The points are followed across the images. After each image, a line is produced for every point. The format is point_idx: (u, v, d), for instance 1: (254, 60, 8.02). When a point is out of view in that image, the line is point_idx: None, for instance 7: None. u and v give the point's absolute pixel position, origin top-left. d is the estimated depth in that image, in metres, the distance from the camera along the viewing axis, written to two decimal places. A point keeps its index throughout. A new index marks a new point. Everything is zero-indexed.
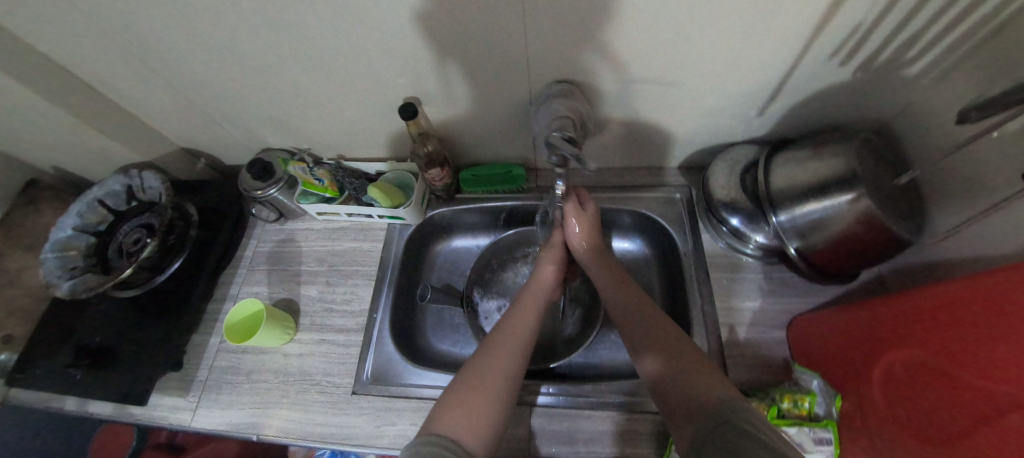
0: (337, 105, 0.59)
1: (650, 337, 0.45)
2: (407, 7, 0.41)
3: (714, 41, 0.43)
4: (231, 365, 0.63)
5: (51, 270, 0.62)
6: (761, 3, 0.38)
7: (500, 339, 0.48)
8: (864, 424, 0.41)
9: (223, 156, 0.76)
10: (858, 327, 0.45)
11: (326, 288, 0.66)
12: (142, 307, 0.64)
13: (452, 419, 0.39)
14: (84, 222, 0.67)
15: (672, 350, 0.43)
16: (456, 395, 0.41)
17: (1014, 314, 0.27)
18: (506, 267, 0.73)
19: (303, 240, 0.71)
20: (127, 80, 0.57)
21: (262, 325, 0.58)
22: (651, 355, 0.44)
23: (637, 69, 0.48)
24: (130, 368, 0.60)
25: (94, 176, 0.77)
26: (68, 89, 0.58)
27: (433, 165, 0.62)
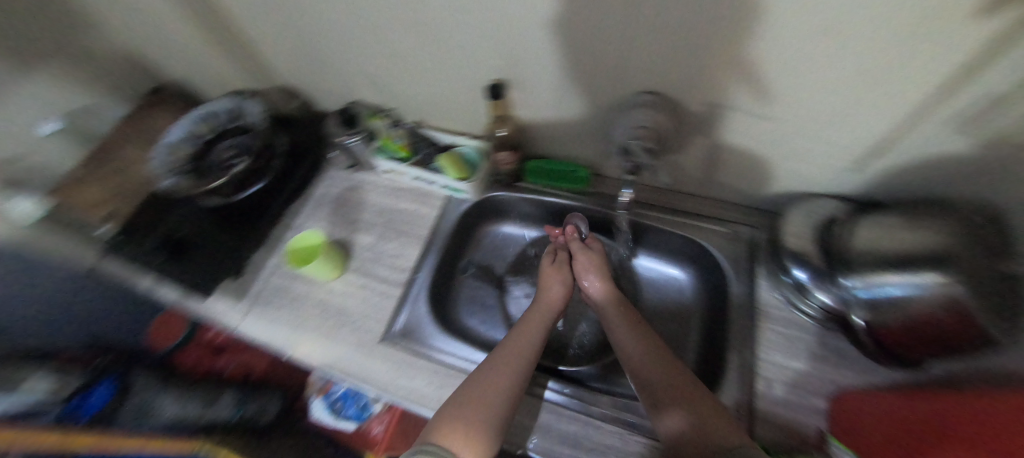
0: (430, 74, 0.62)
1: (654, 371, 0.49)
2: None
3: (824, 78, 0.41)
4: (282, 287, 0.68)
5: (159, 167, 0.71)
6: (889, 51, 0.36)
7: (497, 359, 0.52)
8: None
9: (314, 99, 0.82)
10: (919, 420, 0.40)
11: (378, 240, 0.70)
12: (219, 218, 0.71)
13: (449, 433, 0.44)
14: (190, 131, 0.74)
15: (673, 388, 0.47)
16: (455, 412, 0.46)
17: None
18: None
19: (368, 191, 0.75)
20: (257, 15, 0.63)
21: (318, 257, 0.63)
22: (654, 386, 0.48)
23: (733, 95, 0.47)
24: (200, 265, 0.67)
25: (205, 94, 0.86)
26: (208, 13, 0.65)
27: (503, 148, 0.66)
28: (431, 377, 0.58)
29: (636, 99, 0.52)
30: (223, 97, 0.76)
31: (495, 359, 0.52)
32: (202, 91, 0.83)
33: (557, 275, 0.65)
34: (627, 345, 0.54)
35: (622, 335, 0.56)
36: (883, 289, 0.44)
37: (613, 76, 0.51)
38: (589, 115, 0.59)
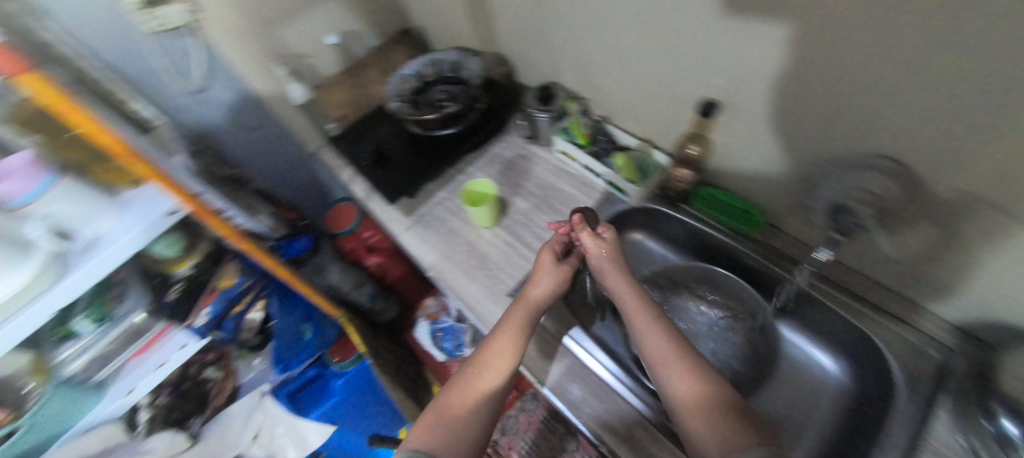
0: (642, 77, 0.65)
1: (670, 357, 0.46)
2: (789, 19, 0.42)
3: None
4: (441, 217, 0.79)
5: (392, 87, 0.85)
6: None
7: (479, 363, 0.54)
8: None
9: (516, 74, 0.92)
10: None
11: (532, 209, 0.77)
12: (414, 145, 0.85)
13: (423, 437, 0.47)
14: (419, 69, 0.87)
15: (681, 383, 0.43)
16: (432, 418, 0.49)
17: None
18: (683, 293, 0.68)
19: (537, 164, 0.83)
20: None
21: (473, 208, 0.72)
22: (668, 375, 0.45)
23: (1000, 189, 0.37)
24: (387, 176, 0.81)
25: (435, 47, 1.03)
26: None
27: (685, 166, 0.66)
28: (544, 346, 0.62)
29: (867, 161, 0.46)
30: (452, 49, 0.88)
31: (478, 361, 0.54)
32: (437, 42, 0.98)
33: (552, 271, 0.61)
34: (639, 337, 0.50)
35: (638, 323, 0.51)
36: None
37: (848, 136, 0.46)
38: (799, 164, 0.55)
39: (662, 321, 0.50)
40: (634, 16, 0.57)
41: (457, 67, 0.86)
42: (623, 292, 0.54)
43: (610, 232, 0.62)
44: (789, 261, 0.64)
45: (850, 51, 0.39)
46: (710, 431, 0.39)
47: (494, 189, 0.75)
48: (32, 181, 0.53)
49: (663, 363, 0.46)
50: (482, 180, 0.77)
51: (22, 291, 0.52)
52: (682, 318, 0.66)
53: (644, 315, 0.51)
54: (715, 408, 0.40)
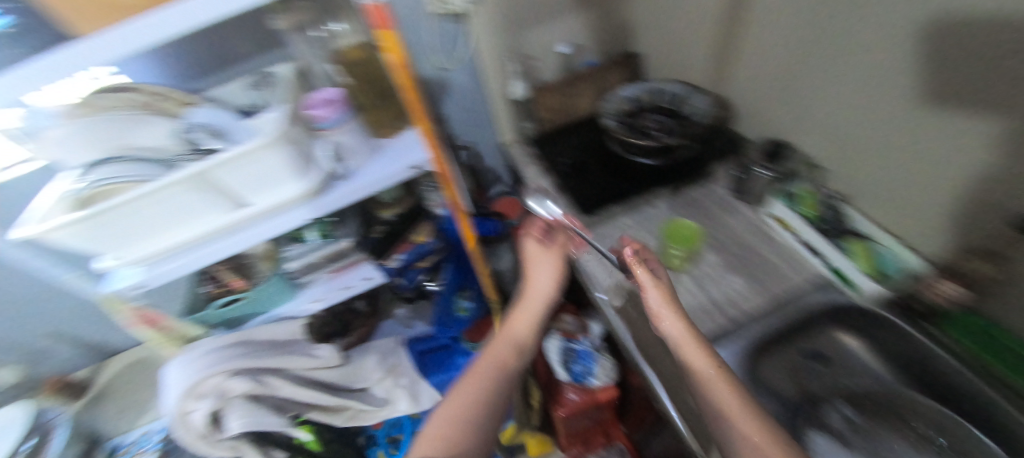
0: (916, 165, 0.55)
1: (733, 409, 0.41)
2: None
3: None
4: (618, 240, 0.77)
5: (608, 103, 0.86)
6: None
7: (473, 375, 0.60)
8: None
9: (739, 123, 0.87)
10: None
11: (725, 265, 0.71)
12: (605, 162, 0.87)
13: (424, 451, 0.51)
14: (638, 93, 0.88)
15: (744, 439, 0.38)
16: (441, 421, 0.55)
17: None
18: (898, 438, 0.57)
19: (739, 220, 0.77)
20: (766, 43, 0.71)
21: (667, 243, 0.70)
22: (734, 426, 0.39)
23: None
24: (578, 184, 0.84)
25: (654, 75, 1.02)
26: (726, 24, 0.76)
27: (956, 280, 0.55)
28: None
29: None
30: (676, 82, 0.87)
31: (473, 374, 0.60)
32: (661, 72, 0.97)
33: (534, 258, 0.73)
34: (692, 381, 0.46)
35: (693, 366, 0.46)
36: None
37: None
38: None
39: (727, 373, 0.45)
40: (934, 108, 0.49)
41: (677, 101, 0.86)
42: (673, 330, 0.51)
43: (665, 276, 0.59)
44: None
45: None
46: None
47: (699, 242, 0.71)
48: (334, 114, 0.64)
49: (726, 412, 0.41)
50: (693, 227, 0.73)
51: (267, 210, 0.65)
52: None
53: (698, 359, 0.46)
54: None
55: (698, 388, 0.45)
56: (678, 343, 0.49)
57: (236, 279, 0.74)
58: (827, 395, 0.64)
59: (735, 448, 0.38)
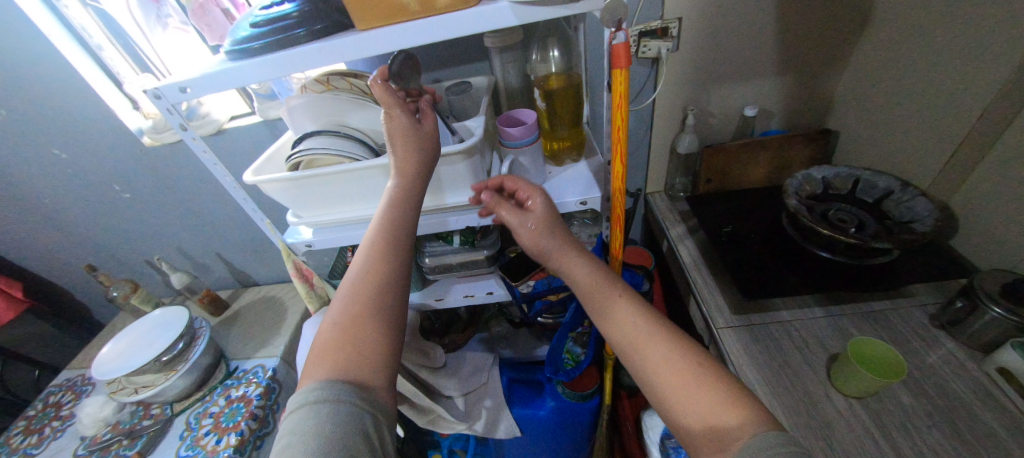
0: None
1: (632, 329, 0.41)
2: None
3: None
4: (774, 333, 0.67)
5: (796, 179, 0.77)
6: None
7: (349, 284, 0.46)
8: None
9: (968, 242, 0.70)
10: None
11: (920, 412, 0.56)
12: (772, 244, 0.78)
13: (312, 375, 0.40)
14: (834, 178, 0.78)
15: (670, 369, 0.37)
16: (320, 350, 0.42)
17: None
18: None
19: (947, 358, 0.62)
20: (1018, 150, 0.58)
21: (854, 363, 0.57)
22: (647, 356, 0.39)
23: None
24: (732, 260, 0.77)
25: (847, 159, 0.89)
26: (963, 120, 0.64)
27: None
28: None
29: None
30: (891, 177, 0.73)
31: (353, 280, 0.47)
32: (862, 162, 0.85)
33: (401, 137, 0.53)
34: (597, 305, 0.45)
35: (600, 299, 0.45)
36: None
37: None
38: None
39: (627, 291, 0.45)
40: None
41: (889, 201, 0.72)
42: (574, 265, 0.49)
43: (540, 198, 0.54)
44: None
45: None
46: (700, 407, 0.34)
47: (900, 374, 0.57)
48: (529, 134, 0.64)
49: (642, 345, 0.40)
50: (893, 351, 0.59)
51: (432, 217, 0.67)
52: None
53: (607, 293, 0.45)
54: (712, 393, 0.34)
55: (610, 322, 0.43)
56: (572, 276, 0.49)
57: None
58: None
59: (654, 378, 0.38)
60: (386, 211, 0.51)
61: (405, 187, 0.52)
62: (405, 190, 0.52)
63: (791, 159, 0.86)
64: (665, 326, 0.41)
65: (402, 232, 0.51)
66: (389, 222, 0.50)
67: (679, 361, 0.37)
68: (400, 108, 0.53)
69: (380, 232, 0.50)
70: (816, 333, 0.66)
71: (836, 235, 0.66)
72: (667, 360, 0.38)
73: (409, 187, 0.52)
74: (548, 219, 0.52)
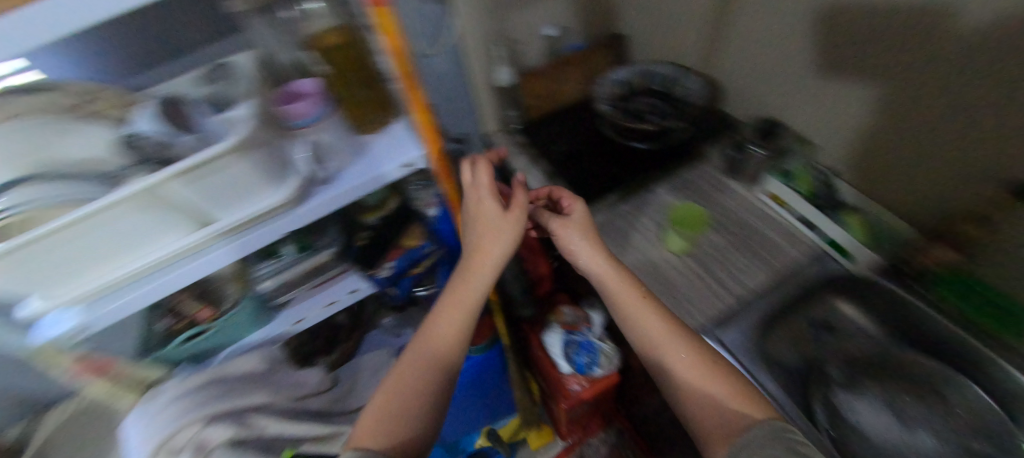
0: (910, 137, 0.58)
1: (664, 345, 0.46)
2: None
3: None
4: (622, 228, 0.76)
5: (600, 89, 0.84)
6: None
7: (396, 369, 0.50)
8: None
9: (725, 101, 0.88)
10: None
11: (726, 245, 0.72)
12: (601, 150, 0.84)
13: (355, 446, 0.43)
14: (627, 76, 0.85)
15: (693, 377, 0.44)
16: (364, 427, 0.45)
17: None
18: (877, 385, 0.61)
19: (731, 196, 0.78)
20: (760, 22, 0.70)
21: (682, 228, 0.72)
22: (666, 354, 0.46)
23: None
24: (575, 175, 0.81)
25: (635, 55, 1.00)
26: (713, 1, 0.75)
27: (955, 246, 0.58)
28: None
29: None
30: (667, 63, 0.84)
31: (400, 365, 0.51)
32: (643, 52, 0.96)
33: (487, 225, 0.54)
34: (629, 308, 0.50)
35: (618, 295, 0.51)
36: None
37: None
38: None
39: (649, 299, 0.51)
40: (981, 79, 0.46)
41: (669, 84, 0.84)
42: (603, 272, 0.52)
43: (579, 211, 0.58)
44: None
45: None
46: (708, 404, 0.42)
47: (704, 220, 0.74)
48: (315, 108, 0.58)
49: (661, 343, 0.47)
50: (688, 203, 0.76)
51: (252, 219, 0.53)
52: (881, 414, 0.59)
53: (633, 299, 0.50)
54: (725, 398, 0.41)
55: (631, 323, 0.49)
56: (605, 284, 0.52)
57: (202, 308, 0.65)
58: (824, 356, 0.66)
59: (670, 373, 0.45)
60: (456, 289, 0.53)
61: (481, 269, 0.53)
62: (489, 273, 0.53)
63: (596, 67, 0.92)
64: (687, 335, 0.48)
65: (444, 321, 0.52)
66: (466, 304, 0.52)
67: (701, 371, 0.44)
68: (489, 192, 0.55)
69: (458, 312, 0.52)
70: (647, 213, 0.78)
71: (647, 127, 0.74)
72: (692, 375, 0.44)
73: (491, 271, 0.53)
74: (591, 240, 0.54)
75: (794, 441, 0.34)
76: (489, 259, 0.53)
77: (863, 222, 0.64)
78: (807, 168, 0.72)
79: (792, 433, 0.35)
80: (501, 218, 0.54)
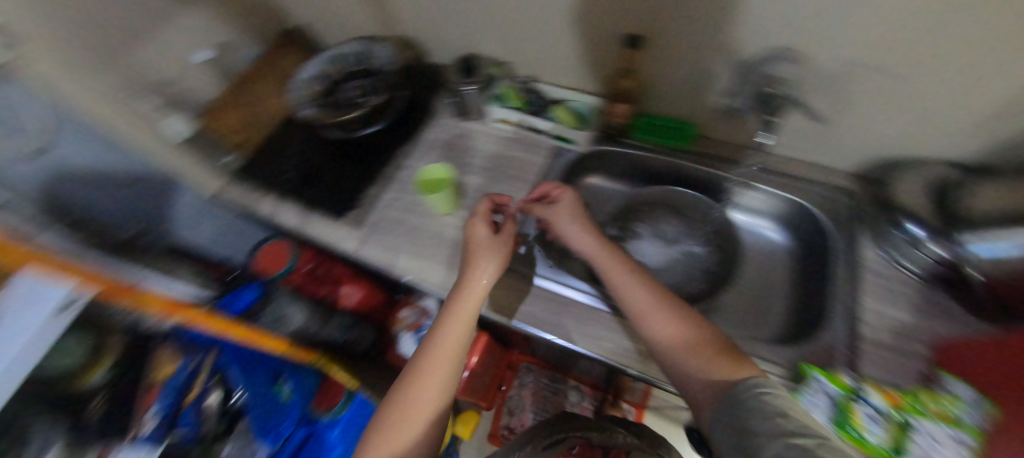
0: (555, 25, 0.68)
1: (686, 340, 0.48)
2: None
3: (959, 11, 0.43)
4: (398, 217, 0.75)
5: (298, 95, 0.78)
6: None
7: (393, 400, 0.49)
8: (1009, 443, 0.40)
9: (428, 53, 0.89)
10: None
11: (488, 182, 0.76)
12: (340, 151, 0.79)
13: None
14: (322, 69, 0.81)
15: (691, 350, 0.47)
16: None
17: None
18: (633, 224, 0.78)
19: (474, 138, 0.81)
20: None
21: (442, 189, 0.70)
22: (654, 324, 0.50)
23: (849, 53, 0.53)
24: (327, 190, 0.76)
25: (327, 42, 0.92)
26: None
27: (620, 100, 0.70)
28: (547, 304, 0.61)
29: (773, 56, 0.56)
30: (352, 41, 0.82)
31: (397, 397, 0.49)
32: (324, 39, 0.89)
33: (481, 249, 0.57)
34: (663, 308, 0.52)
35: (640, 312, 0.52)
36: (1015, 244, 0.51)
37: (760, 31, 0.55)
38: (726, 74, 0.63)
39: (678, 310, 0.51)
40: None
41: (366, 60, 0.82)
42: (670, 330, 0.49)
43: (572, 197, 0.65)
44: (712, 161, 0.74)
45: None
46: (692, 362, 0.46)
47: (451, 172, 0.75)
48: None
49: (648, 315, 0.51)
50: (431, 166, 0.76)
51: None
52: (643, 241, 0.75)
53: (621, 272, 0.56)
54: (716, 361, 0.45)
55: (621, 296, 0.54)
56: (640, 312, 0.51)
57: None
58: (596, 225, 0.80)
59: (659, 343, 0.49)
60: (449, 314, 0.53)
61: (473, 296, 0.54)
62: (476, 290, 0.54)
63: (281, 72, 0.83)
64: (687, 317, 0.51)
65: (438, 338, 0.51)
66: (462, 322, 0.52)
67: (696, 339, 0.47)
68: (481, 221, 0.59)
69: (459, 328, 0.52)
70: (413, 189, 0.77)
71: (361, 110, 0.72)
72: (687, 349, 0.47)
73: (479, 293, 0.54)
74: (609, 256, 0.59)
75: (773, 402, 0.37)
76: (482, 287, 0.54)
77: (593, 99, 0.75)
78: (508, 80, 0.78)
79: (768, 392, 0.38)
80: (494, 251, 0.57)
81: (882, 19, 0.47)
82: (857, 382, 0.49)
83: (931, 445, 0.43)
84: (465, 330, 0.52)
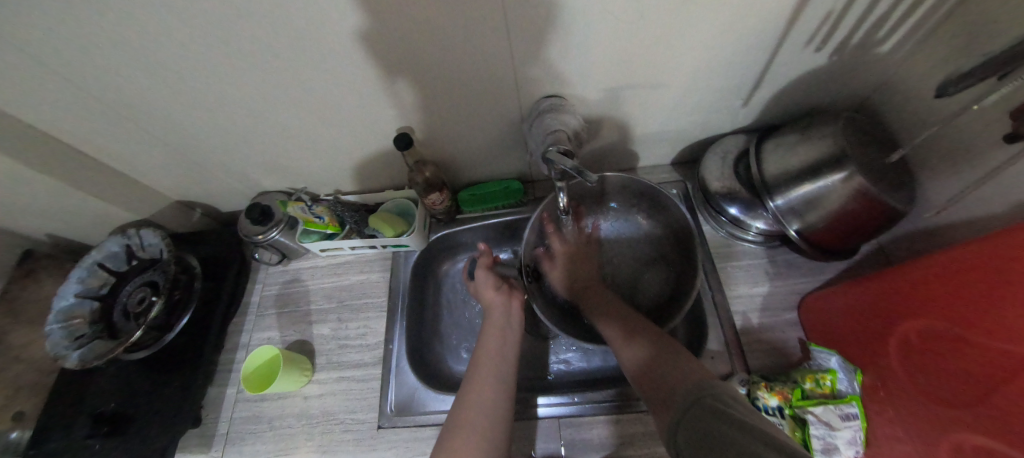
0: (327, 136, 0.62)
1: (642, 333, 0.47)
2: (379, 48, 0.46)
3: (660, 24, 0.45)
4: (252, 414, 0.63)
5: (58, 341, 0.61)
6: (710, 5, 0.43)
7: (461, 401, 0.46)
8: (890, 420, 0.43)
9: (220, 203, 0.79)
10: (877, 335, 0.45)
11: (338, 325, 0.68)
12: (151, 368, 0.65)
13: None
14: (85, 287, 0.65)
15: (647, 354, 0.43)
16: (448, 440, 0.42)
17: (999, 298, 0.31)
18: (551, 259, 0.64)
19: (308, 278, 0.73)
20: (127, 141, 0.60)
21: (278, 375, 0.58)
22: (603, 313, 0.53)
23: (607, 80, 0.53)
24: (147, 427, 0.60)
25: (95, 240, 0.77)
26: (63, 159, 0.60)
27: (432, 190, 0.64)
28: None
29: (541, 105, 0.56)
30: (109, 237, 0.67)
31: (466, 390, 0.47)
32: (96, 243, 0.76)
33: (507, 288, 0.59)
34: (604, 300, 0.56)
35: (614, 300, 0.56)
36: (802, 197, 0.52)
37: (512, 87, 0.53)
38: (512, 128, 0.62)
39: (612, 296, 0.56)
40: (267, 76, 0.50)
41: (139, 251, 0.69)
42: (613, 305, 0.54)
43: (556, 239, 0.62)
44: None
45: (460, 53, 0.48)
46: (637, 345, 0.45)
47: (267, 350, 0.61)
48: None
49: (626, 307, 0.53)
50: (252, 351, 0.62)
51: None
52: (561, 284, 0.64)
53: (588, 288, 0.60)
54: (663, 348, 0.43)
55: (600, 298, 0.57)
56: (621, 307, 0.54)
57: None
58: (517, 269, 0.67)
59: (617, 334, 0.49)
60: (466, 415, 0.44)
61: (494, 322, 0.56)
62: (495, 388, 0.47)
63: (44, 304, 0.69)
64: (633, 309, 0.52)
65: (493, 358, 0.50)
66: (493, 329, 0.54)
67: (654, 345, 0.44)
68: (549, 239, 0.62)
69: (479, 435, 0.42)
70: None
71: (149, 318, 0.60)
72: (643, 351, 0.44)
73: (496, 372, 0.49)
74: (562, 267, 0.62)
75: (717, 401, 0.32)
76: (493, 373, 0.48)
77: (406, 194, 0.71)
78: (299, 210, 0.64)
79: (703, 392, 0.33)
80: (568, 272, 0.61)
81: (614, 43, 0.47)
82: (750, 388, 0.51)
83: (824, 425, 0.46)
84: (512, 354, 0.52)
